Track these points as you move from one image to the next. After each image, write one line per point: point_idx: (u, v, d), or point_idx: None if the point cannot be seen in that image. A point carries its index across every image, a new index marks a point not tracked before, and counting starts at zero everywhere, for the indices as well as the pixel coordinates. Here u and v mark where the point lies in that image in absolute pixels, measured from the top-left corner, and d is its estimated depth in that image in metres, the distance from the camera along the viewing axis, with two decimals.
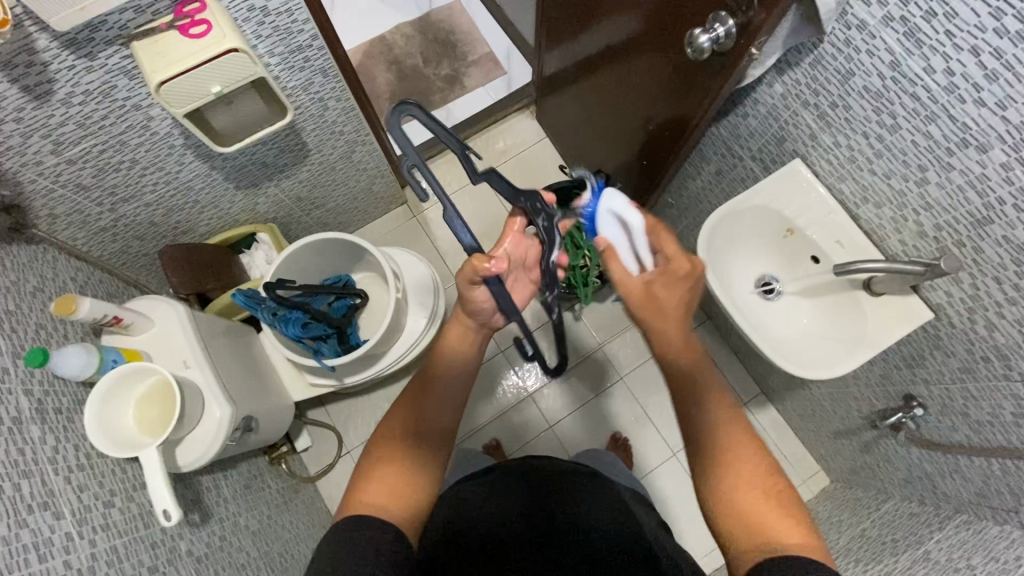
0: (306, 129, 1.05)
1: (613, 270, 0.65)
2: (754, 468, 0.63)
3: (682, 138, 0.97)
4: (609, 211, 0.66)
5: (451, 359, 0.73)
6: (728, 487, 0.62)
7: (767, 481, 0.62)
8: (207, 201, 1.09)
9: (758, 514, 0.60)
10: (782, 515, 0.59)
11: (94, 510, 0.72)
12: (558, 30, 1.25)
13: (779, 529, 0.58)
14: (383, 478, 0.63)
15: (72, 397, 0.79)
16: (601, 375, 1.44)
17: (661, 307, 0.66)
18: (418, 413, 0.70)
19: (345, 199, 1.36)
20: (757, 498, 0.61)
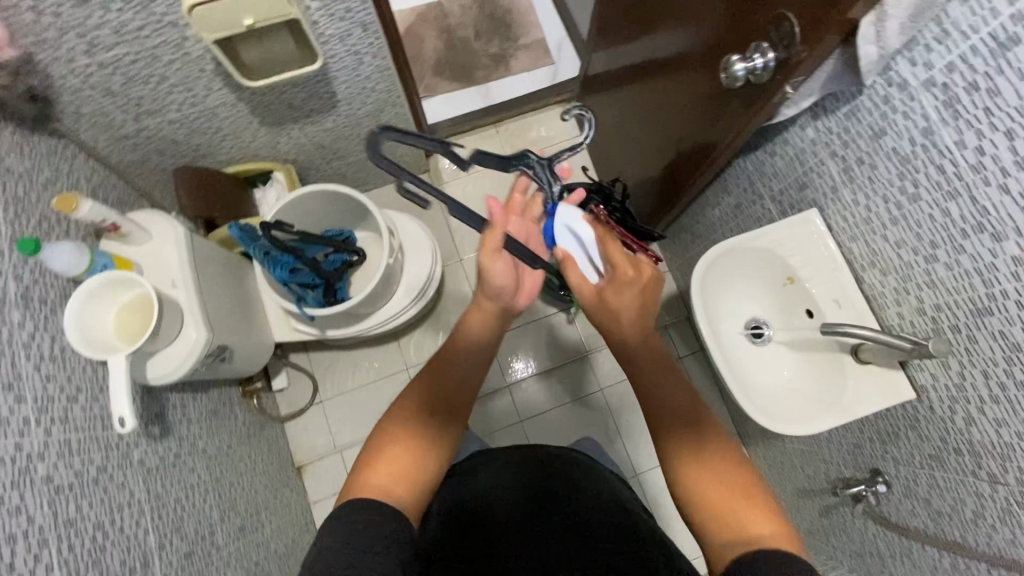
0: (337, 79, 1.05)
1: (571, 276, 0.70)
2: (726, 463, 0.65)
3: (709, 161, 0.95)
4: (564, 224, 0.71)
5: (475, 344, 0.75)
6: (699, 487, 0.64)
7: (741, 478, 0.64)
8: (230, 131, 1.10)
9: (735, 510, 0.61)
10: (752, 506, 0.61)
11: (56, 402, 0.74)
12: (610, 30, 1.23)
13: (754, 522, 0.60)
14: (396, 458, 0.63)
15: (60, 290, 0.82)
16: (580, 382, 1.44)
17: (610, 310, 0.71)
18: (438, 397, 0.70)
19: (367, 156, 1.36)
20: (731, 490, 0.63)
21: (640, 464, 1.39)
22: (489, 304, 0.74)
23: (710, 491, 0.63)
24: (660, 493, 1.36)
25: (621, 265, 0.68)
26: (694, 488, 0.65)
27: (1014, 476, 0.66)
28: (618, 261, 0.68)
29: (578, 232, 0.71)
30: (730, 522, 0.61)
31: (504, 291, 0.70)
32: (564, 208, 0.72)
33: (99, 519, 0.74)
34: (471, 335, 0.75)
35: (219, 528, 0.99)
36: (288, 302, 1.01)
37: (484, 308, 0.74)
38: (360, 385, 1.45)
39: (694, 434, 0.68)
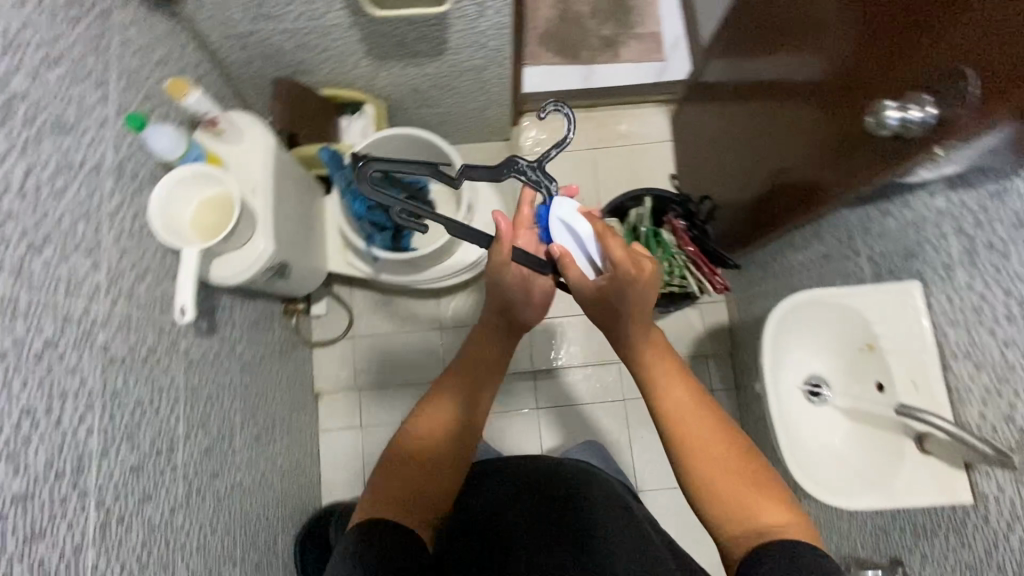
0: (452, 26, 1.03)
1: (572, 274, 0.74)
2: (732, 461, 0.71)
3: (807, 196, 0.91)
4: (559, 219, 0.75)
5: (484, 360, 0.82)
6: (710, 483, 0.71)
7: (747, 472, 0.71)
8: (335, 54, 1.10)
9: (750, 504, 0.68)
10: (764, 498, 0.69)
11: (125, 277, 0.77)
12: (735, 41, 1.17)
13: (767, 514, 0.67)
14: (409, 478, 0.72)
15: (149, 172, 0.84)
16: (604, 386, 1.45)
17: (619, 313, 0.74)
18: (444, 413, 0.77)
19: (457, 111, 1.34)
20: (741, 486, 0.70)
21: (644, 480, 1.39)
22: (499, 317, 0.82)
23: (722, 487, 0.70)
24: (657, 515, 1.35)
25: (621, 260, 0.70)
26: (706, 482, 0.71)
27: None
28: (615, 256, 0.71)
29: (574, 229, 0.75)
30: (745, 516, 0.68)
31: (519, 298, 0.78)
32: (562, 201, 0.76)
33: (140, 395, 0.78)
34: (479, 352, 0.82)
35: (239, 431, 1.03)
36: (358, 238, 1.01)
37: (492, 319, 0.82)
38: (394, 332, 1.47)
39: (701, 433, 0.73)
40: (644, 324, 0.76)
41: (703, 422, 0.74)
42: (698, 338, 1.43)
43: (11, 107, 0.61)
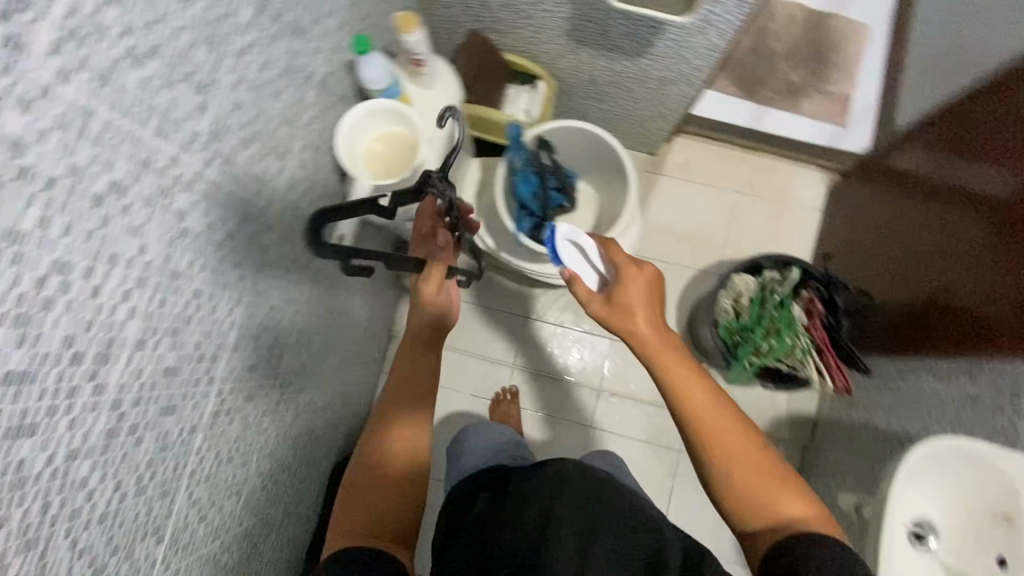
0: (667, 33, 0.98)
1: (579, 289, 0.80)
2: (755, 458, 0.72)
3: (932, 290, 0.98)
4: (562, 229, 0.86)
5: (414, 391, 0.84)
6: (733, 471, 0.71)
7: (766, 465, 0.72)
8: (535, 23, 1.06)
9: (769, 498, 0.70)
10: (783, 489, 0.71)
11: (295, 189, 0.78)
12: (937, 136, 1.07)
13: (788, 508, 0.69)
14: (369, 507, 0.73)
15: (341, 92, 0.84)
16: (663, 430, 1.41)
17: (630, 309, 0.77)
18: (390, 445, 0.78)
19: (621, 113, 1.29)
20: (763, 483, 0.71)
21: None
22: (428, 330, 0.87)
23: (737, 470, 0.71)
24: None
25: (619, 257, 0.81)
26: (721, 465, 0.72)
27: None
28: (618, 263, 0.80)
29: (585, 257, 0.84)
30: (765, 508, 0.70)
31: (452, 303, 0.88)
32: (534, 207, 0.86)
33: (272, 302, 0.80)
34: (406, 383, 0.85)
35: (328, 355, 1.06)
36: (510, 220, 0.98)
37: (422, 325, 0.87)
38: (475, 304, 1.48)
39: (722, 424, 0.73)
40: (656, 321, 0.78)
41: (710, 408, 0.74)
42: (776, 418, 1.36)
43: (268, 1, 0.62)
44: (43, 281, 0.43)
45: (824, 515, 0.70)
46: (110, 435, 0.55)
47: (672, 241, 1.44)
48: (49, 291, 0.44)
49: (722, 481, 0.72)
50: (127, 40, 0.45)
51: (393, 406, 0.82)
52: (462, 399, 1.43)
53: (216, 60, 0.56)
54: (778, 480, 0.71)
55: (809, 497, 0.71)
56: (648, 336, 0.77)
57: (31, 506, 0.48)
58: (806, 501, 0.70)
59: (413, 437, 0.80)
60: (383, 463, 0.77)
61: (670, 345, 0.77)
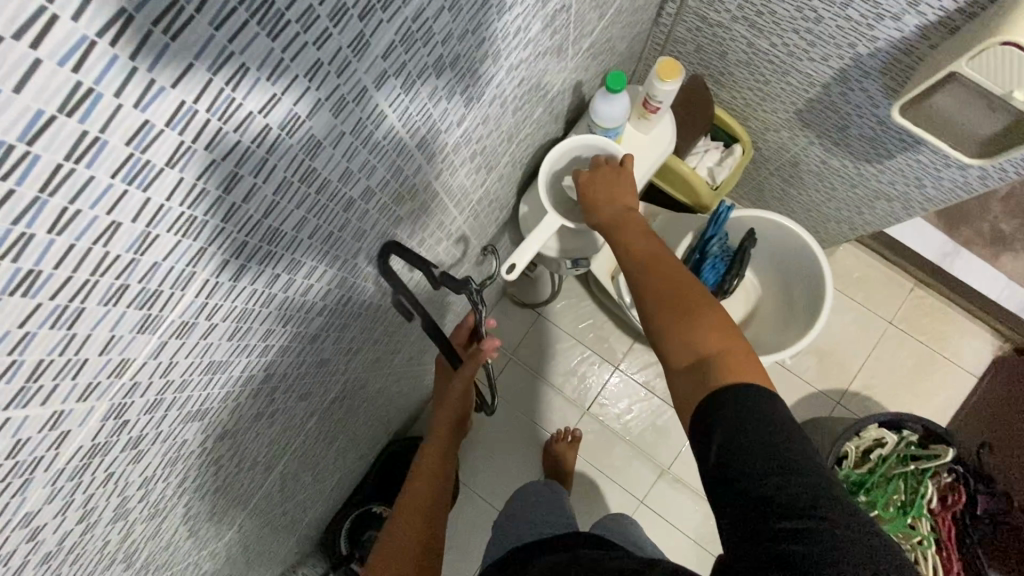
0: (919, 154, 0.86)
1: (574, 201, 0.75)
2: (685, 291, 0.58)
3: None
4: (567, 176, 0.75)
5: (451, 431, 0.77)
6: (670, 331, 0.56)
7: (687, 289, 0.59)
8: (768, 90, 0.96)
9: (702, 341, 0.54)
10: (710, 318, 0.55)
11: (486, 198, 0.73)
12: None
13: (706, 340, 0.54)
14: (405, 530, 0.65)
15: (560, 111, 0.78)
16: (717, 539, 1.30)
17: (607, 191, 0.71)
18: (422, 478, 0.71)
19: (807, 205, 1.17)
20: (689, 321, 0.56)
21: None
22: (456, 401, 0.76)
23: (678, 332, 0.56)
24: None
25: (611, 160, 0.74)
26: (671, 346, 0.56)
27: None
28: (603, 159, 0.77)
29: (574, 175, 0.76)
30: (683, 340, 0.55)
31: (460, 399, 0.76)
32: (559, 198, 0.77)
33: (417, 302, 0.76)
34: (441, 434, 0.76)
35: (430, 351, 1.02)
36: None
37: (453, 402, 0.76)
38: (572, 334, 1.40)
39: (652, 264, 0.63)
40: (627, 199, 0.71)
41: (670, 271, 0.61)
42: None
43: (556, 16, 0.55)
44: (275, 279, 0.39)
45: (726, 329, 0.55)
46: (255, 419, 0.51)
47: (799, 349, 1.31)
48: (275, 288, 0.40)
49: (676, 365, 0.55)
50: (443, 45, 0.40)
51: (431, 449, 0.74)
52: (524, 424, 1.37)
53: (493, 72, 0.50)
54: (705, 306, 0.57)
55: (728, 324, 0.55)
56: (632, 223, 0.68)
57: (172, 480, 0.45)
58: (747, 352, 0.53)
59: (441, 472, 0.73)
60: (415, 498, 0.69)
61: (641, 228, 0.67)
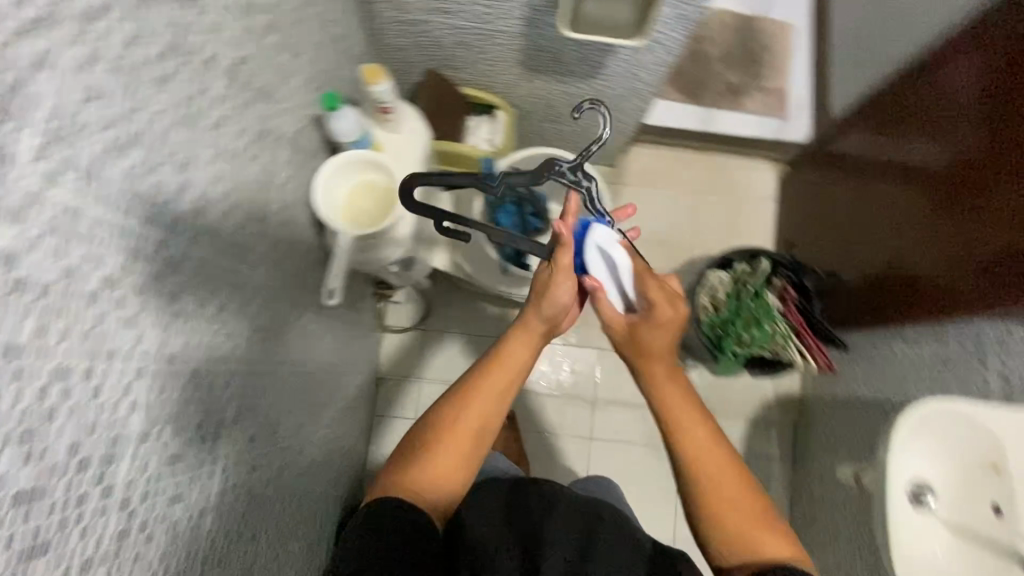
0: (617, 55, 1.03)
1: (602, 306, 0.81)
2: (718, 462, 0.76)
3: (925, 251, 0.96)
4: (597, 244, 0.78)
5: (512, 375, 0.80)
6: (723, 517, 0.74)
7: (724, 466, 0.76)
8: (490, 57, 1.09)
9: (734, 519, 0.74)
10: (773, 538, 0.73)
11: (278, 246, 0.77)
12: (883, 122, 1.15)
13: (754, 537, 0.72)
14: (423, 466, 0.75)
15: (312, 146, 0.84)
16: (662, 432, 1.42)
17: (651, 347, 0.80)
18: (471, 412, 0.78)
19: (579, 132, 1.33)
20: (723, 498, 0.75)
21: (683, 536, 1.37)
22: (536, 324, 0.81)
23: (730, 517, 0.74)
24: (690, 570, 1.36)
25: (660, 305, 0.78)
26: (718, 516, 0.74)
27: None
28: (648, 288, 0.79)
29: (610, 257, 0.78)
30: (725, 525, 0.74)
31: (566, 308, 0.80)
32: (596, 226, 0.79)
33: (270, 367, 0.79)
34: (506, 371, 0.80)
35: (323, 410, 1.04)
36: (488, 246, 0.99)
37: (525, 334, 0.81)
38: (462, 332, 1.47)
39: (714, 460, 0.76)
40: (671, 351, 0.81)
41: (695, 424, 0.78)
42: (764, 404, 1.42)
43: (236, 70, 0.62)
44: (45, 390, 0.41)
45: (784, 537, 0.73)
46: (122, 537, 0.50)
47: (643, 246, 1.48)
48: (52, 400, 0.42)
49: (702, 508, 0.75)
50: (108, 128, 0.44)
51: (486, 382, 0.79)
52: None
53: (195, 137, 0.55)
54: (741, 486, 0.76)
55: (770, 523, 0.74)
56: (664, 372, 0.81)
57: None
58: (788, 542, 0.73)
59: (484, 416, 0.78)
60: (446, 439, 0.76)
61: (671, 368, 0.81)
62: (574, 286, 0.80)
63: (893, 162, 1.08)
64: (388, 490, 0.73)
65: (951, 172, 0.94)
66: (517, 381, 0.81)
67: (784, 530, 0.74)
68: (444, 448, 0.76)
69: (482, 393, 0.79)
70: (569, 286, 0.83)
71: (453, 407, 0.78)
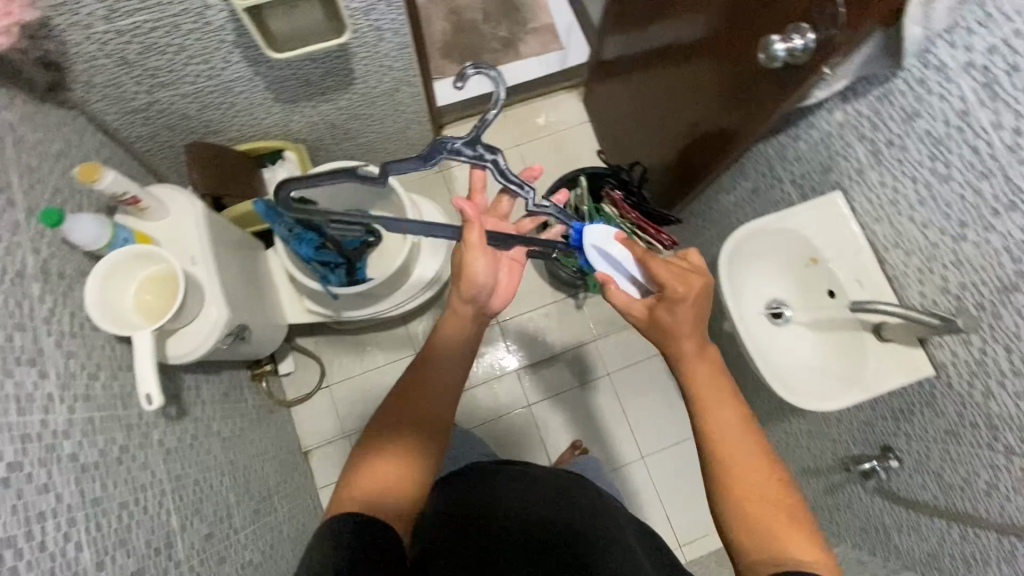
0: (356, 56, 1.04)
1: (614, 294, 0.72)
2: (751, 460, 0.65)
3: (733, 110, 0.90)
4: (593, 245, 0.77)
5: (451, 356, 0.75)
6: (738, 508, 0.63)
7: (760, 464, 0.64)
8: (243, 108, 1.07)
9: (757, 517, 0.62)
10: (795, 530, 0.61)
11: (78, 379, 0.72)
12: (625, 17, 1.23)
13: (783, 533, 0.60)
14: (376, 470, 0.66)
15: (76, 267, 0.79)
16: (589, 367, 1.45)
17: (676, 328, 0.68)
18: (413, 403, 0.72)
19: (379, 138, 1.34)
20: (757, 499, 0.63)
21: (647, 448, 1.40)
22: (465, 308, 0.75)
23: (754, 506, 0.62)
24: (668, 475, 1.39)
25: (670, 282, 0.67)
26: (735, 507, 0.63)
27: None
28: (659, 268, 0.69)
29: (611, 253, 0.77)
30: (749, 514, 0.62)
31: (484, 291, 0.72)
32: (590, 228, 0.78)
33: (133, 496, 0.75)
34: (443, 356, 0.75)
35: (240, 508, 1.00)
36: (311, 281, 0.98)
37: (455, 313, 0.76)
38: (367, 369, 1.44)
39: (741, 448, 0.65)
40: (704, 342, 0.69)
41: (734, 423, 0.66)
42: None
43: None
44: None
45: (803, 531, 0.61)
46: None
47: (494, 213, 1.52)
48: None
49: (730, 511, 0.64)
50: None
51: (426, 369, 0.75)
52: None
53: None
54: (772, 484, 0.63)
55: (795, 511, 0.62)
56: (692, 355, 0.68)
57: None
58: (811, 541, 0.60)
59: (430, 409, 0.73)
60: (398, 437, 0.69)
61: (699, 364, 0.69)
62: (490, 261, 0.71)
63: (648, 48, 1.15)
64: (340, 503, 0.64)
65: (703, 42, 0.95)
66: (459, 368, 0.76)
67: (808, 523, 0.62)
68: (397, 450, 0.68)
69: (422, 379, 0.74)
70: (500, 265, 0.74)
71: (400, 405, 0.72)
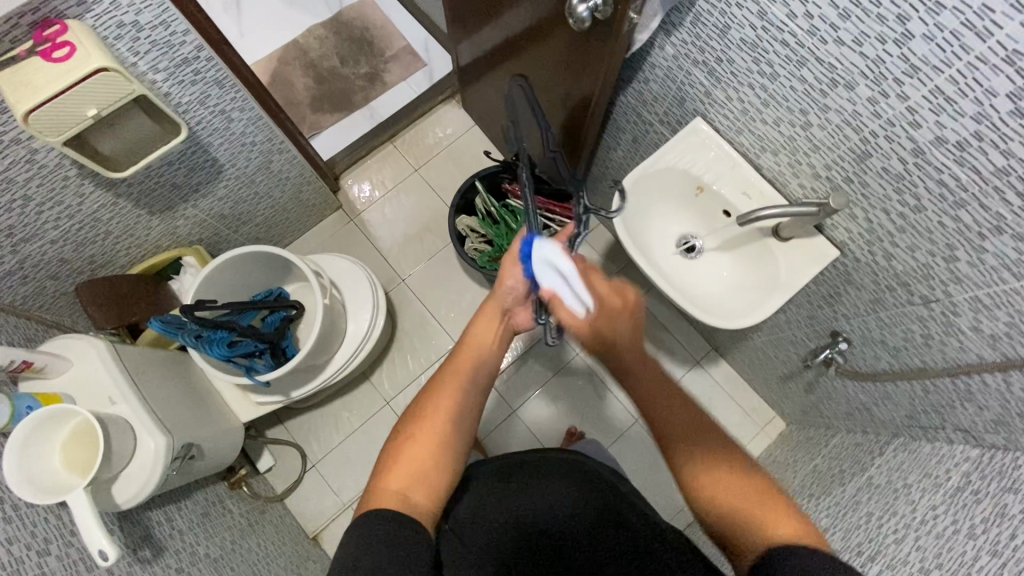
0: (212, 143, 1.02)
1: (560, 314, 0.62)
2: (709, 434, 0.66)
3: (574, 90, 0.98)
4: (541, 257, 0.60)
5: (478, 359, 0.70)
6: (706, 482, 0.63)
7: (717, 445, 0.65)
8: (122, 231, 1.05)
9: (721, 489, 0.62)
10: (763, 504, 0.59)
11: (27, 562, 0.66)
12: (461, 19, 1.23)
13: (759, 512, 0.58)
14: (412, 463, 0.62)
15: None
16: (558, 354, 1.44)
17: (611, 339, 0.67)
18: (442, 405, 0.66)
19: (274, 212, 1.33)
20: (724, 474, 0.62)
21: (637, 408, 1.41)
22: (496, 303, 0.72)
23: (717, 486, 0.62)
24: None
25: (609, 296, 0.66)
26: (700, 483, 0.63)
27: (941, 291, 0.73)
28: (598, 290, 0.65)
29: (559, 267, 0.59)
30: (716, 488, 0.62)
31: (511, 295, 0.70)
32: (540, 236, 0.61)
33: None
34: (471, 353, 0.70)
35: None
36: (238, 376, 0.98)
37: (489, 308, 0.72)
38: (347, 434, 1.42)
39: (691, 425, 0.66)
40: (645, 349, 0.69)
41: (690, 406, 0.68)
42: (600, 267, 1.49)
43: None
44: None
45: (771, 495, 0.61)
46: None
47: (416, 242, 1.52)
48: None
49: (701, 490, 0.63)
50: None
51: (455, 368, 0.69)
52: None
53: None
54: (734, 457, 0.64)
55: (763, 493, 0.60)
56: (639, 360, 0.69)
57: None
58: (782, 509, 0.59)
59: (460, 408, 0.66)
60: (430, 432, 0.64)
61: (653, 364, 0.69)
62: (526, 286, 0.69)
63: (492, 41, 1.16)
64: (375, 496, 0.59)
65: (527, 33, 1.01)
66: (487, 366, 0.70)
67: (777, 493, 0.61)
68: (431, 449, 0.63)
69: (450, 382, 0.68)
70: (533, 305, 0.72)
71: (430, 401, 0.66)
